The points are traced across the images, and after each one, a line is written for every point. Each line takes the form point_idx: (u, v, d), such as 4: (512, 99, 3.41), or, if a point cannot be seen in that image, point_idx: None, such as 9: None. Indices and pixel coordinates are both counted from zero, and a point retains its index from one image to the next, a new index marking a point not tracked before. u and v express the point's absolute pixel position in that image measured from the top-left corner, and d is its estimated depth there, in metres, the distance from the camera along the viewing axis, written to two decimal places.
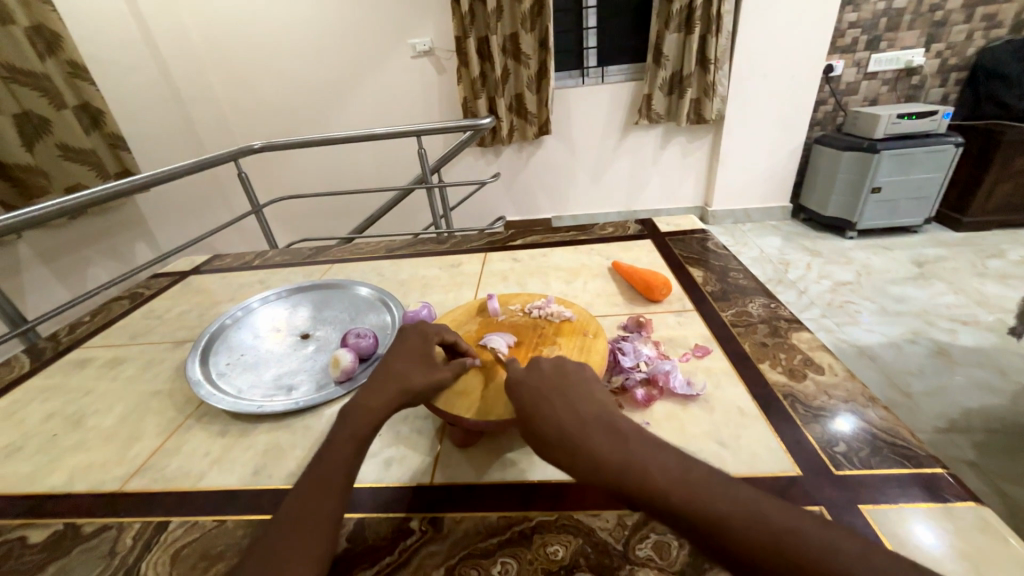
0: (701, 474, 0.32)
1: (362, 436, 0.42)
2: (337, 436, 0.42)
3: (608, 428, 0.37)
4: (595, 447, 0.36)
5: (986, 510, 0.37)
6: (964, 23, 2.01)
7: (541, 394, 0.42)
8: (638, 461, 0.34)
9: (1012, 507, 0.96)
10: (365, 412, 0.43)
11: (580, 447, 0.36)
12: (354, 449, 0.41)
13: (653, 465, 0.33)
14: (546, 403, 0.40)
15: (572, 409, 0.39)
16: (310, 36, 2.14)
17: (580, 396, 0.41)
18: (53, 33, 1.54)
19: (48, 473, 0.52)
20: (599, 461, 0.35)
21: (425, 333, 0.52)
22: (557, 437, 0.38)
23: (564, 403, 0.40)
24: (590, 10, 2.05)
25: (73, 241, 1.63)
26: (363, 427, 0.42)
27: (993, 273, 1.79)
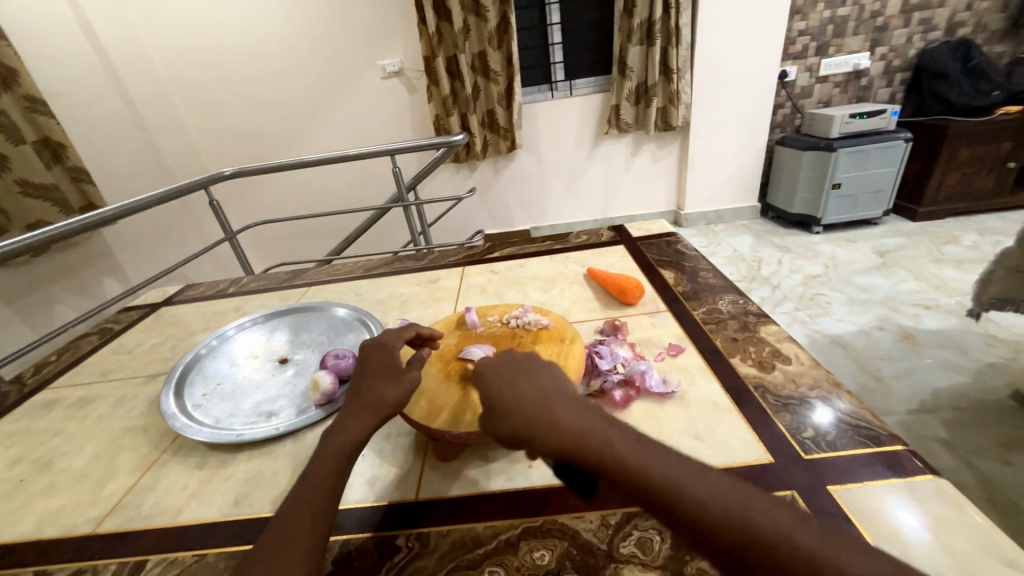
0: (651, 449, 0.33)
1: (345, 455, 0.42)
2: (318, 456, 0.42)
3: (569, 405, 0.38)
4: (576, 422, 0.36)
5: (945, 483, 0.40)
6: (904, 27, 2.15)
7: (513, 372, 0.42)
8: (657, 465, 0.32)
9: (984, 481, 1.00)
10: (345, 432, 0.43)
11: (544, 424, 0.36)
12: (338, 470, 0.41)
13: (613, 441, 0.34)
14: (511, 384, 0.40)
15: (540, 387, 0.39)
16: (279, 61, 2.14)
17: (544, 377, 0.41)
18: (8, 68, 1.50)
19: (15, 522, 0.50)
20: (567, 429, 0.35)
21: (386, 343, 0.51)
22: (563, 432, 0.35)
23: (532, 382, 0.40)
24: (554, 27, 2.12)
25: (36, 280, 1.57)
26: (345, 447, 0.42)
27: (949, 259, 1.89)
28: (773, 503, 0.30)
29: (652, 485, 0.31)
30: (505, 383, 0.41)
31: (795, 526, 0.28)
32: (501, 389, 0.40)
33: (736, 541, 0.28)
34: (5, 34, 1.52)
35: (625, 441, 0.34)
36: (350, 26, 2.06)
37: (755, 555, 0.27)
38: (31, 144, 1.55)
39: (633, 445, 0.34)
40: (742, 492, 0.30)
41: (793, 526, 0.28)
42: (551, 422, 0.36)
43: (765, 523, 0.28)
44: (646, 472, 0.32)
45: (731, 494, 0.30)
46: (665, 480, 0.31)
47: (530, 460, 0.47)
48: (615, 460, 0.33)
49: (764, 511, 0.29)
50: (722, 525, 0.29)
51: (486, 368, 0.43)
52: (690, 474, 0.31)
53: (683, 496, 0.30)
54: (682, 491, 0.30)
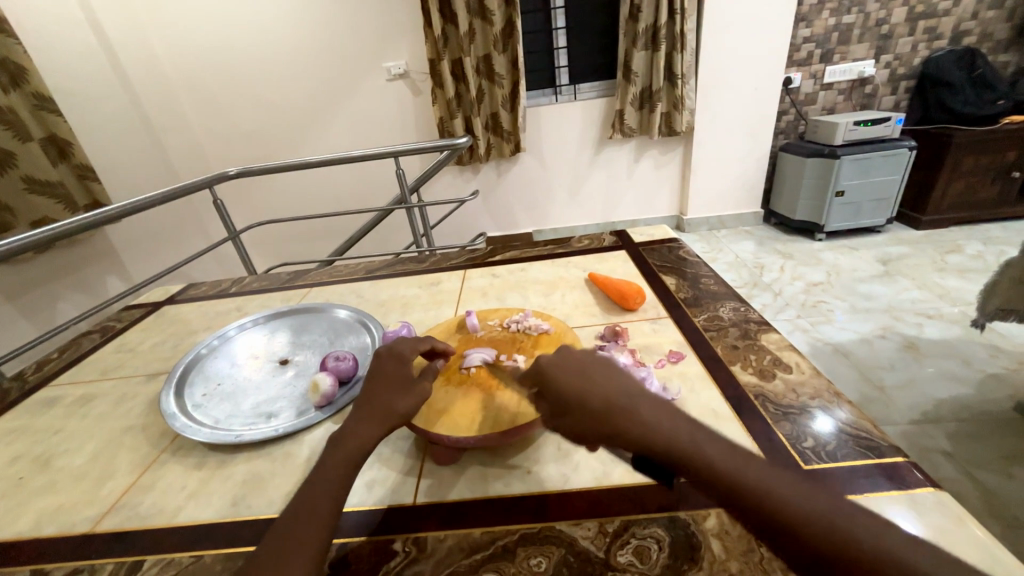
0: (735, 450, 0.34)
1: (352, 462, 0.42)
2: (325, 461, 0.42)
3: (646, 401, 0.38)
4: (654, 420, 0.36)
5: (945, 495, 0.39)
6: (909, 35, 2.15)
7: (589, 369, 0.42)
8: (742, 467, 0.32)
9: (985, 493, 1.00)
10: (354, 438, 0.43)
11: (628, 422, 0.36)
12: (345, 475, 0.41)
13: (698, 440, 0.34)
14: (587, 379, 0.41)
15: (618, 384, 0.40)
16: (285, 61, 2.16)
17: (619, 376, 0.41)
18: (18, 66, 1.52)
19: (13, 519, 0.50)
20: (651, 429, 0.36)
21: (400, 353, 0.51)
22: (648, 430, 0.36)
23: (611, 379, 0.40)
24: (559, 31, 2.12)
25: (39, 276, 1.58)
26: (354, 453, 0.42)
27: (952, 268, 1.88)
28: (867, 513, 0.30)
29: (743, 489, 0.31)
30: (583, 377, 0.41)
31: (894, 539, 0.28)
32: (579, 384, 0.40)
33: (831, 551, 0.28)
34: (14, 33, 1.53)
35: (712, 443, 0.34)
36: (356, 28, 2.07)
37: (851, 565, 0.28)
38: (38, 141, 1.56)
39: (722, 448, 0.34)
40: (835, 501, 0.30)
41: (891, 541, 0.28)
42: (636, 419, 0.36)
43: (855, 532, 0.29)
44: (732, 474, 0.32)
45: (826, 503, 0.30)
46: (756, 486, 0.31)
47: (528, 466, 0.47)
48: (704, 462, 0.33)
49: (858, 521, 0.29)
50: (816, 534, 0.29)
51: (561, 363, 0.43)
52: (779, 479, 0.32)
53: (776, 502, 0.30)
54: (776, 498, 0.31)
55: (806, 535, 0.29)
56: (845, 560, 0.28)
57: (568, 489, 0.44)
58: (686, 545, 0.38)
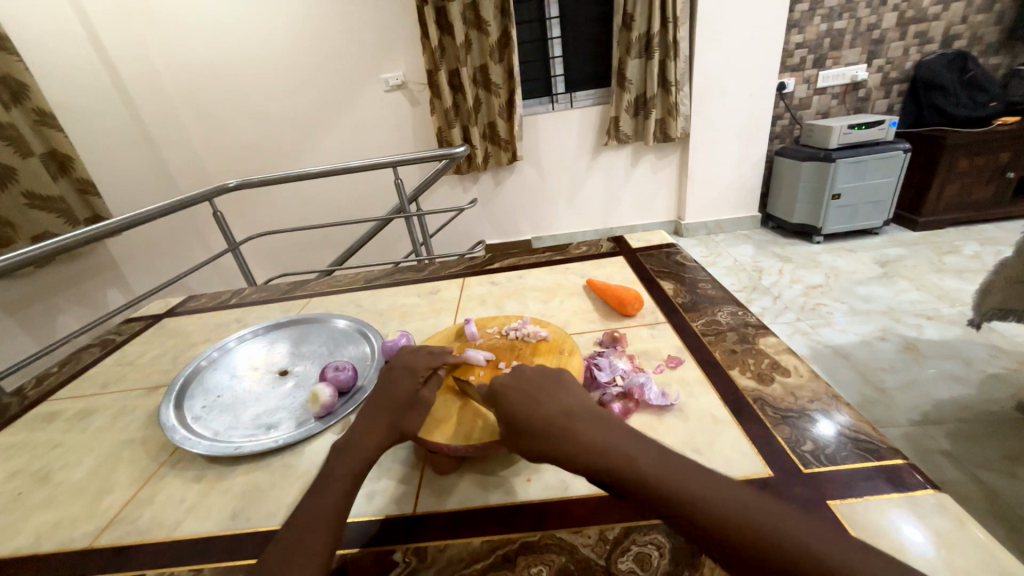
0: (664, 458, 0.36)
1: (358, 471, 0.43)
2: (331, 470, 0.43)
3: (583, 418, 0.40)
4: (589, 436, 0.38)
5: (945, 497, 0.39)
6: (900, 40, 2.17)
7: (535, 388, 0.44)
8: (670, 473, 0.34)
9: (990, 494, 0.99)
10: (361, 448, 0.44)
11: (566, 437, 0.39)
12: (349, 483, 0.41)
13: (630, 451, 0.36)
14: (530, 399, 0.43)
15: (559, 403, 0.42)
16: (284, 74, 2.18)
17: (562, 393, 0.44)
18: (19, 83, 1.54)
19: (12, 536, 0.50)
20: (588, 443, 0.38)
21: (415, 368, 0.51)
22: (585, 444, 0.38)
23: (553, 398, 0.43)
24: (554, 41, 2.15)
25: (39, 291, 1.58)
26: (358, 462, 0.43)
27: (950, 269, 1.89)
28: (787, 510, 0.31)
29: (670, 495, 0.33)
30: (527, 397, 0.43)
31: (809, 531, 0.29)
32: (522, 403, 0.43)
33: (750, 546, 0.30)
34: (16, 50, 1.56)
35: (642, 453, 0.36)
36: (354, 40, 2.10)
37: (768, 558, 0.29)
38: (39, 156, 1.58)
39: (650, 456, 0.36)
40: (755, 499, 0.32)
41: (806, 534, 0.29)
42: (574, 437, 0.38)
43: (772, 528, 0.30)
44: (660, 482, 0.34)
45: (745, 504, 0.31)
46: (681, 490, 0.33)
47: (529, 474, 0.47)
48: (634, 471, 0.35)
49: (776, 516, 0.31)
50: (736, 532, 0.30)
51: (509, 383, 0.45)
52: (702, 482, 0.33)
53: (700, 505, 0.32)
54: (700, 501, 0.32)
55: (728, 533, 0.31)
56: (765, 556, 0.29)
57: (569, 496, 0.44)
58: (686, 551, 0.38)
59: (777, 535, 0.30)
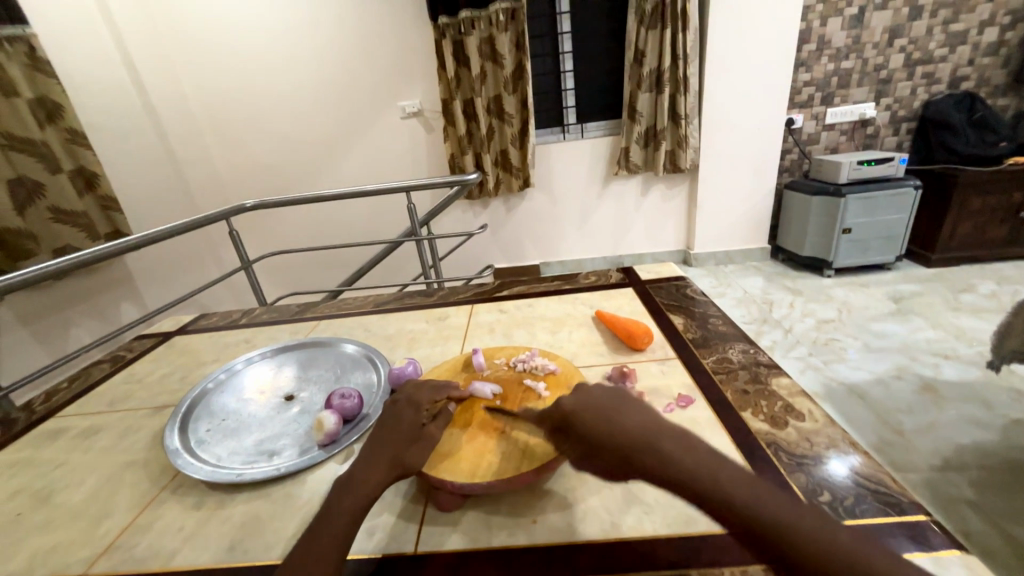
0: (757, 483, 0.33)
1: (358, 509, 0.41)
2: (331, 506, 0.41)
3: (665, 433, 0.38)
4: (673, 455, 0.36)
5: (972, 559, 0.37)
6: (907, 80, 2.21)
7: (606, 402, 0.42)
8: (765, 501, 0.32)
9: (1018, 548, 0.94)
10: (361, 484, 0.42)
11: (624, 447, 0.37)
12: (348, 523, 0.40)
13: (718, 474, 0.34)
14: (602, 413, 0.41)
15: (619, 408, 0.41)
16: (306, 100, 2.26)
17: (636, 407, 0.41)
18: (56, 104, 1.61)
19: (7, 559, 0.49)
20: (649, 452, 0.36)
21: (418, 402, 0.51)
22: (664, 462, 0.35)
23: (627, 412, 0.40)
24: (567, 74, 2.22)
25: (55, 303, 1.61)
26: (358, 499, 0.41)
27: (967, 307, 1.85)
28: (895, 548, 0.28)
29: (733, 509, 0.32)
30: (586, 403, 0.42)
31: (887, 561, 0.27)
32: (582, 410, 0.42)
33: (821, 571, 0.28)
34: (56, 74, 1.64)
35: (708, 464, 0.35)
36: (374, 71, 2.19)
37: None
38: (67, 173, 1.64)
39: (740, 480, 0.33)
40: (828, 523, 0.30)
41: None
42: (653, 453, 0.36)
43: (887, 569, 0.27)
44: (754, 510, 0.31)
45: (852, 540, 0.28)
46: (746, 505, 0.32)
47: (534, 515, 0.46)
48: (697, 484, 0.34)
49: (851, 541, 0.28)
50: (804, 552, 0.29)
51: (578, 400, 0.43)
52: (802, 511, 0.31)
53: (768, 521, 0.31)
54: (768, 517, 0.31)
55: (797, 553, 0.29)
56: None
57: (575, 542, 0.42)
58: None
59: (851, 559, 0.27)
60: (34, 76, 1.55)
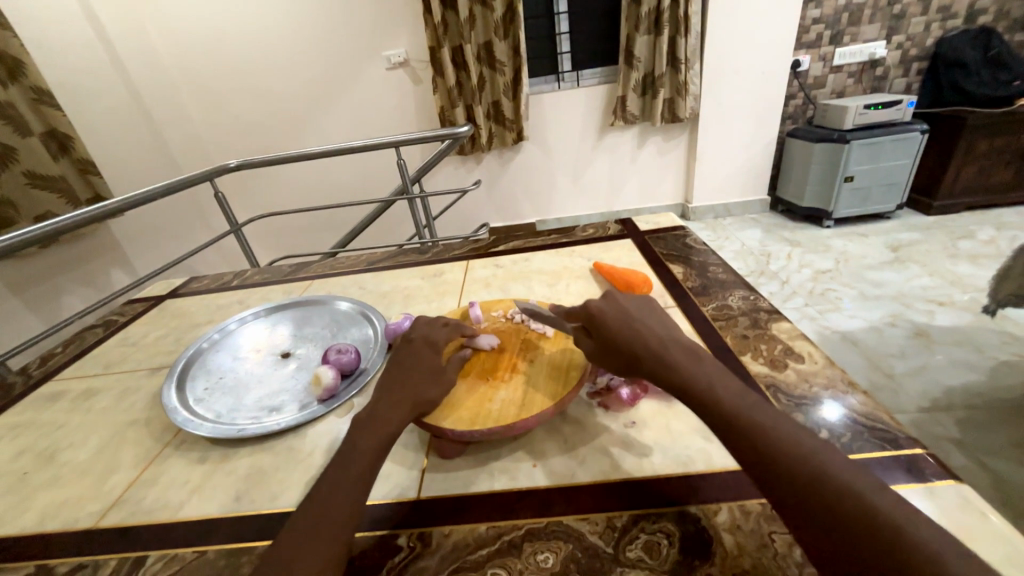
0: (754, 399, 0.36)
1: (383, 444, 0.41)
2: (355, 441, 0.41)
3: (680, 349, 0.41)
4: (678, 364, 0.39)
5: (965, 488, 0.38)
6: (922, 15, 2.08)
7: (632, 316, 0.45)
8: (750, 410, 0.35)
9: (996, 480, 0.98)
10: (383, 422, 0.42)
11: (651, 363, 0.40)
12: (373, 458, 0.40)
13: (716, 383, 0.37)
14: (626, 323, 0.44)
15: (656, 332, 0.43)
16: (284, 51, 2.12)
17: (660, 326, 0.44)
18: (16, 60, 1.50)
19: (18, 515, 0.50)
20: (677, 370, 0.39)
21: (429, 344, 0.51)
22: (665, 367, 0.39)
23: (649, 326, 0.43)
24: (561, 16, 2.07)
25: (42, 271, 1.57)
26: (379, 438, 0.41)
27: (964, 254, 1.85)
28: (860, 467, 0.30)
29: (745, 428, 0.33)
30: (623, 322, 0.44)
31: (880, 497, 0.28)
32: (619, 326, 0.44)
33: (804, 492, 0.29)
34: (12, 26, 1.52)
35: (726, 387, 0.37)
36: (354, 15, 2.04)
37: (818, 498, 0.29)
38: (38, 135, 1.56)
39: (733, 392, 0.36)
40: (832, 454, 0.31)
41: (871, 490, 0.28)
42: (659, 360, 0.40)
43: (837, 477, 0.29)
44: (738, 414, 0.34)
45: (817, 452, 0.31)
46: (757, 426, 0.33)
47: (534, 460, 0.46)
48: (716, 403, 0.36)
49: (848, 474, 0.29)
50: (800, 474, 0.30)
51: (605, 307, 0.46)
52: (780, 425, 0.33)
53: (775, 444, 0.32)
54: (777, 442, 0.32)
55: (791, 475, 0.30)
56: (821, 503, 0.29)
57: (575, 483, 0.43)
58: (696, 540, 0.37)
59: (841, 489, 0.29)
60: None
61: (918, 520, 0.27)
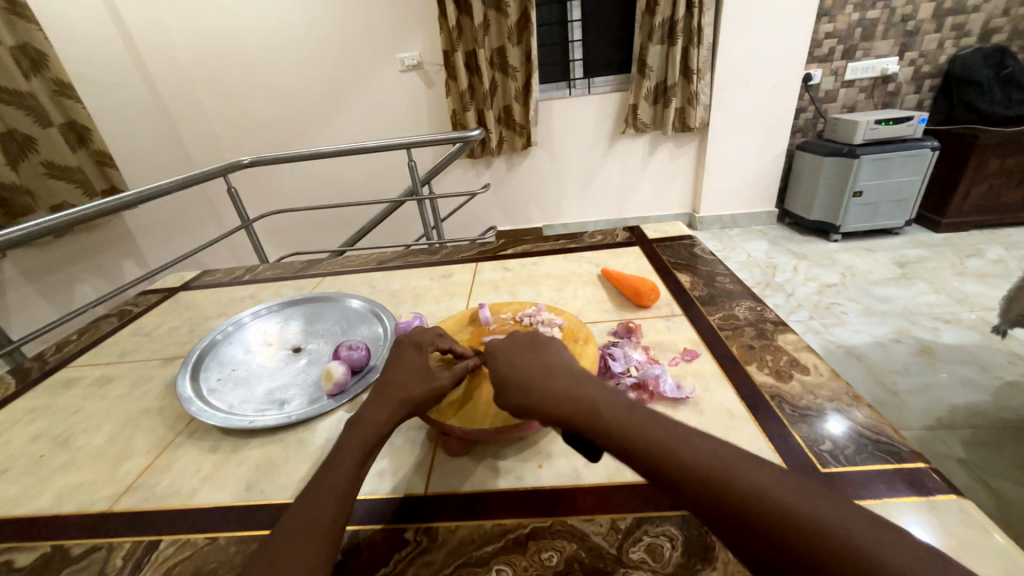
0: (653, 416, 0.36)
1: (369, 447, 0.42)
2: (342, 445, 0.42)
3: (574, 379, 0.40)
4: (574, 395, 0.39)
5: (968, 504, 0.38)
6: (935, 32, 2.08)
7: (522, 355, 0.45)
8: (648, 429, 0.34)
9: (1001, 503, 0.98)
10: (369, 424, 0.43)
11: (547, 392, 0.39)
12: (358, 461, 0.41)
13: (613, 409, 0.36)
14: (521, 364, 0.44)
15: (548, 363, 0.43)
16: (300, 50, 2.15)
17: (556, 358, 0.44)
18: (39, 51, 1.54)
19: (34, 496, 0.51)
20: (569, 393, 0.39)
21: (421, 344, 0.51)
22: (568, 401, 0.38)
23: (542, 361, 0.44)
24: (574, 24, 2.09)
25: (57, 260, 1.60)
26: (368, 439, 0.42)
27: (973, 272, 1.84)
28: (765, 464, 0.30)
29: (646, 452, 0.33)
30: (514, 359, 0.44)
31: (789, 491, 0.28)
32: (508, 361, 0.45)
33: (724, 504, 0.29)
34: (37, 19, 1.55)
35: (624, 411, 0.36)
36: (370, 17, 2.06)
37: (735, 507, 0.29)
38: (57, 126, 1.59)
39: (632, 413, 0.36)
40: (736, 457, 0.31)
41: (776, 486, 0.29)
42: (556, 394, 0.39)
43: (745, 479, 0.29)
44: (641, 437, 0.34)
45: (720, 458, 0.31)
46: (657, 443, 0.33)
47: (540, 460, 0.47)
48: (612, 428, 0.35)
49: (755, 473, 0.30)
50: (709, 484, 0.30)
51: (498, 352, 0.46)
52: (682, 436, 0.33)
53: (678, 461, 0.31)
54: (676, 455, 0.32)
55: (705, 489, 0.30)
56: (734, 511, 0.29)
57: (579, 485, 0.44)
58: (699, 545, 0.37)
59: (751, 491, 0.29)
60: (12, 21, 1.46)
61: (830, 509, 0.27)
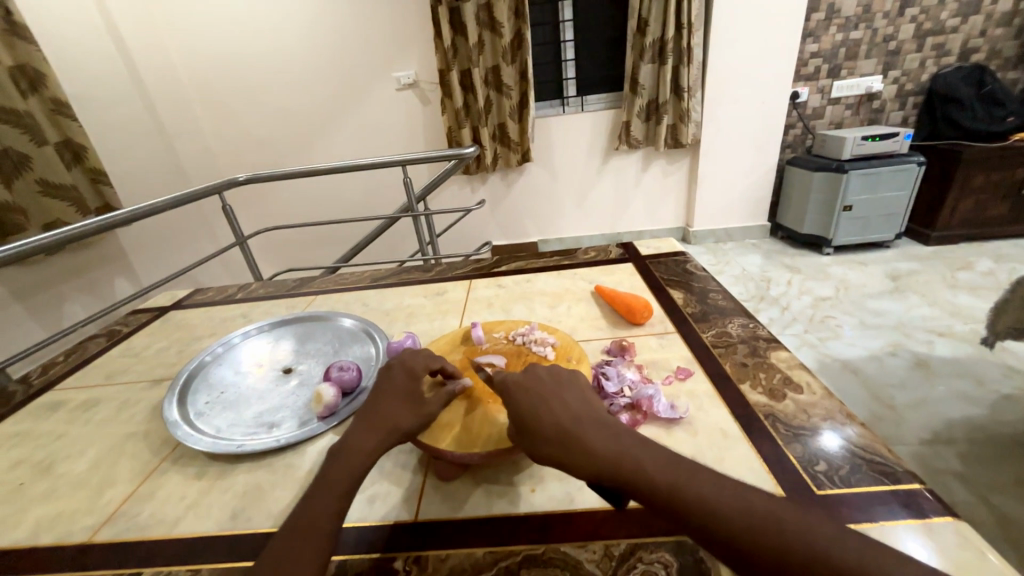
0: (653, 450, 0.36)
1: (356, 474, 0.41)
2: (329, 473, 0.41)
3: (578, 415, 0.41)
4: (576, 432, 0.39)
5: (964, 526, 0.38)
6: (917, 52, 2.14)
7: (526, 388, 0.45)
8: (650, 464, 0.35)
9: (1001, 518, 0.97)
10: (356, 452, 0.43)
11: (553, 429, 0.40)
12: (345, 490, 0.40)
13: (616, 446, 0.37)
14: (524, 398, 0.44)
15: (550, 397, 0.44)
16: (297, 69, 2.19)
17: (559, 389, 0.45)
18: (38, 72, 1.55)
19: (11, 527, 0.50)
20: (558, 426, 0.40)
21: (412, 367, 0.51)
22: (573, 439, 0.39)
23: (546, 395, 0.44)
24: (567, 44, 2.14)
25: (48, 278, 1.59)
26: (355, 467, 0.42)
27: (963, 285, 1.86)
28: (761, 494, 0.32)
29: (649, 486, 0.34)
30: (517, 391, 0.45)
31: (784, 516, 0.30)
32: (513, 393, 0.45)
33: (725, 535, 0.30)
34: (36, 41, 1.57)
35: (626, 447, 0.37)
36: (367, 38, 2.11)
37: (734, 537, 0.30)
38: (53, 144, 1.59)
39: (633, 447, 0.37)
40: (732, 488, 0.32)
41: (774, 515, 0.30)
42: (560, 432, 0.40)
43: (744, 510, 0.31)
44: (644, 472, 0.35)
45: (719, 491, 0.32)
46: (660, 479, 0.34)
47: (532, 484, 0.46)
48: (615, 465, 0.36)
49: (753, 503, 0.31)
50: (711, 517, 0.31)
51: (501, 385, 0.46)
52: (683, 470, 0.34)
53: (680, 495, 0.33)
54: (679, 490, 0.33)
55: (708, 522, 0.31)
56: (733, 541, 0.30)
57: (572, 510, 0.43)
58: (694, 572, 0.37)
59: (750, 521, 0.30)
60: (12, 42, 1.48)
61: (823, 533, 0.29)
